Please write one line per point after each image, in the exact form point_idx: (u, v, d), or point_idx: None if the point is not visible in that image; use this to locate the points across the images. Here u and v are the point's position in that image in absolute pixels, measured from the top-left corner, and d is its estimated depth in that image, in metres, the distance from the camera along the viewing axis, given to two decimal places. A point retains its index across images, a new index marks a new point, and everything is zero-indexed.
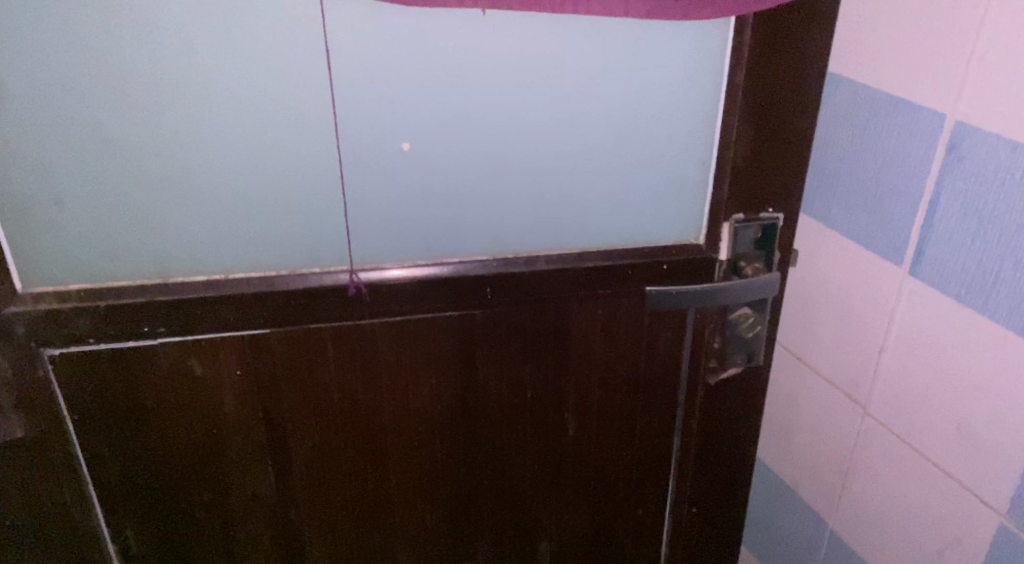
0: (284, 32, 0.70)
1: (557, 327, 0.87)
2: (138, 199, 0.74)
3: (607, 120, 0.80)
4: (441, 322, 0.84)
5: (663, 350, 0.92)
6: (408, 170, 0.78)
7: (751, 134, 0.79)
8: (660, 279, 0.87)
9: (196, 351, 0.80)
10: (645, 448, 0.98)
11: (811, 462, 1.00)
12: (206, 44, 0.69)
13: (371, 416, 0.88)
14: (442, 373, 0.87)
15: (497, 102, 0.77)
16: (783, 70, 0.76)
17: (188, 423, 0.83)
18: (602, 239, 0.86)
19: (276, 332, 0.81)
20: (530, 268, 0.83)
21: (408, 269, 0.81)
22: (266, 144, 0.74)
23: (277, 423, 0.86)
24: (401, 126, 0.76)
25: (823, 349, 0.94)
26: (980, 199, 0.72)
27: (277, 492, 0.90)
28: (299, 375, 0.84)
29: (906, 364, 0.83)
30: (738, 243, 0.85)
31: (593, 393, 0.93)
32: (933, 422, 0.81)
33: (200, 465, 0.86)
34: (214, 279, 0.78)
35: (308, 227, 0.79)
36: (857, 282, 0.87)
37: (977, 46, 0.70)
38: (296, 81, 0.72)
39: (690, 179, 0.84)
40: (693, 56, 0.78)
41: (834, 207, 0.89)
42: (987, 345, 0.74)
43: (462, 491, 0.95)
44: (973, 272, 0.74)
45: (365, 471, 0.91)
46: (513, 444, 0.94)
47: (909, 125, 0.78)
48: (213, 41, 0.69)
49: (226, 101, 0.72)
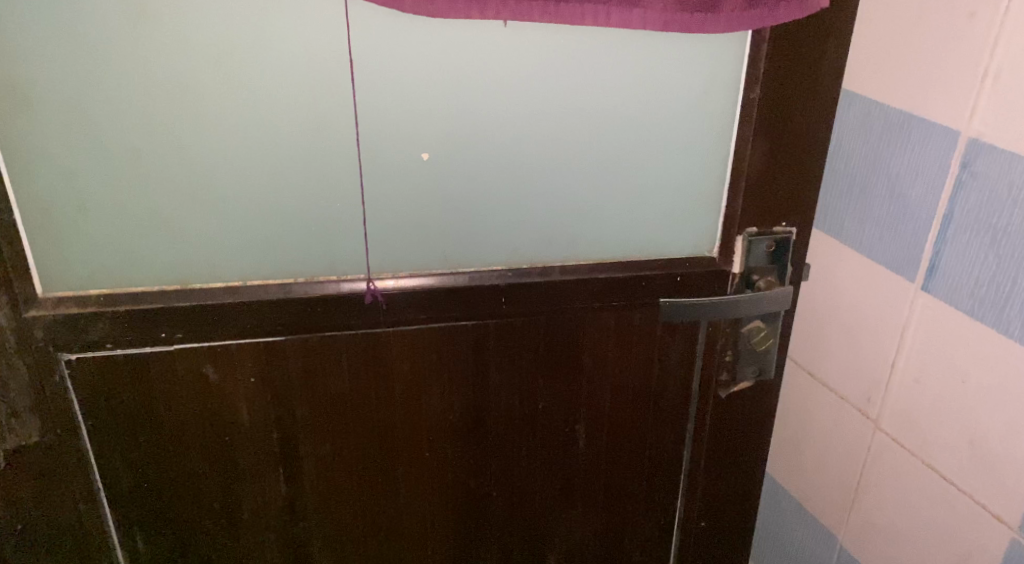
0: (309, 43, 0.71)
1: (570, 338, 0.88)
2: (159, 206, 0.75)
3: (624, 133, 0.80)
4: (455, 332, 0.85)
5: (675, 362, 0.92)
6: (427, 180, 0.79)
7: (765, 148, 0.79)
8: (674, 292, 0.87)
9: (212, 358, 0.80)
10: (655, 460, 0.99)
11: (821, 475, 1.00)
12: (231, 53, 0.70)
13: (384, 425, 0.89)
14: (456, 383, 0.88)
15: (515, 114, 0.78)
16: (799, 85, 0.77)
17: (201, 429, 0.84)
18: (617, 251, 0.86)
19: (293, 340, 0.81)
20: (545, 279, 0.84)
21: (423, 279, 0.82)
22: (286, 152, 0.75)
23: (290, 431, 0.87)
24: (420, 137, 0.77)
25: (835, 363, 0.95)
26: (994, 215, 0.72)
27: (288, 499, 0.91)
28: (313, 383, 0.84)
29: (917, 379, 0.83)
30: (750, 257, 0.85)
31: (604, 405, 0.93)
32: (945, 436, 0.81)
33: (213, 471, 0.87)
34: (232, 286, 0.79)
35: (326, 236, 0.80)
36: (869, 297, 0.88)
37: (991, 64, 0.71)
38: (319, 91, 0.73)
39: (704, 192, 0.85)
40: (709, 72, 0.79)
41: (847, 221, 0.90)
42: (999, 361, 0.74)
43: (473, 501, 0.96)
44: (987, 287, 0.74)
45: (376, 479, 0.92)
46: (523, 454, 0.94)
47: (922, 141, 0.79)
48: (238, 51, 0.70)
49: (247, 111, 0.73)
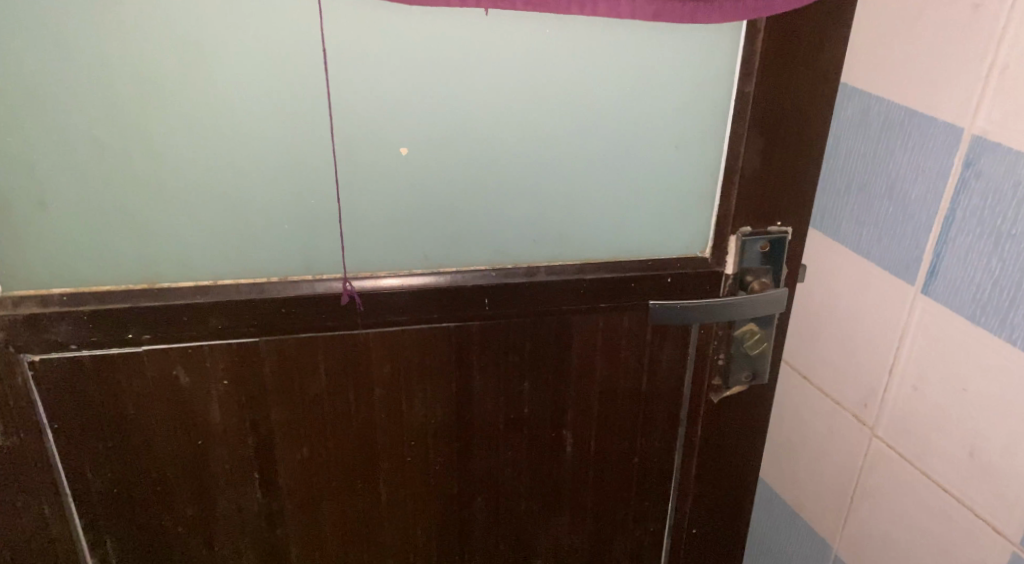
0: (280, 31, 0.68)
1: (556, 341, 0.85)
2: (124, 201, 0.72)
3: (613, 127, 0.77)
4: (437, 334, 0.81)
5: (665, 366, 0.89)
6: (406, 176, 0.75)
7: (760, 145, 0.76)
8: (665, 293, 0.84)
9: (183, 360, 0.77)
10: (644, 466, 0.96)
11: (816, 482, 0.97)
12: (196, 41, 0.67)
13: (365, 429, 0.86)
14: (438, 386, 0.85)
15: (499, 108, 0.74)
16: (798, 79, 0.73)
17: (173, 433, 0.81)
18: (605, 251, 0.83)
19: (266, 341, 0.78)
20: (530, 280, 0.80)
21: (403, 279, 0.79)
22: (256, 146, 0.72)
23: (266, 435, 0.84)
24: (399, 132, 0.73)
25: (831, 368, 0.92)
26: (997, 217, 0.69)
27: (264, 505, 0.88)
28: (290, 386, 0.82)
29: (915, 386, 0.80)
30: (744, 257, 0.82)
31: (592, 409, 0.91)
32: (944, 446, 0.78)
33: (185, 476, 0.84)
34: (202, 285, 0.75)
35: (301, 234, 0.76)
36: (867, 300, 0.85)
37: (998, 58, 0.68)
38: (291, 82, 0.70)
39: (697, 191, 0.81)
40: (703, 65, 0.75)
41: (845, 221, 0.86)
42: (1001, 369, 0.71)
43: (456, 506, 0.94)
44: (989, 292, 0.71)
45: (355, 484, 0.90)
46: (509, 459, 0.92)
47: (924, 139, 0.75)
48: (204, 39, 0.67)
49: (216, 104, 0.69)
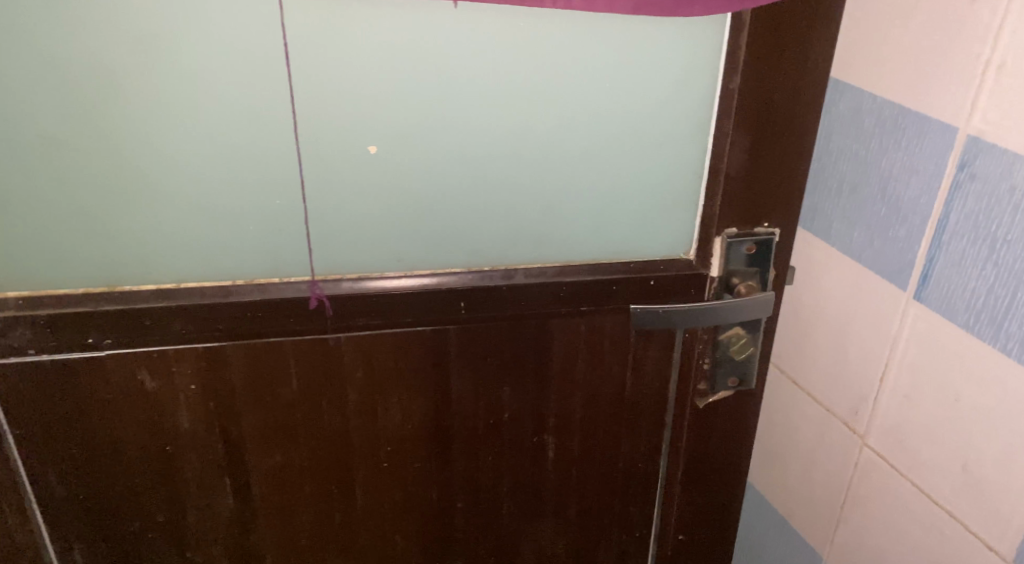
0: (239, 25, 0.64)
1: (536, 345, 0.82)
2: (81, 202, 0.69)
3: (592, 125, 0.73)
4: (412, 338, 0.79)
5: (649, 371, 0.86)
6: (376, 176, 0.72)
7: (746, 144, 0.73)
8: (647, 296, 0.81)
9: (148, 365, 0.75)
10: (629, 472, 0.93)
11: (806, 490, 0.94)
12: (151, 36, 0.64)
13: (339, 434, 0.84)
14: (415, 391, 0.83)
15: (473, 105, 0.71)
16: (785, 75, 0.70)
17: (139, 439, 0.79)
18: (586, 253, 0.80)
19: (233, 346, 0.75)
20: (508, 283, 0.78)
21: (375, 282, 0.76)
22: (218, 145, 0.69)
23: (236, 441, 0.82)
24: (368, 129, 0.70)
25: (821, 374, 0.89)
26: (993, 222, 0.66)
27: (237, 512, 0.86)
28: (261, 391, 0.79)
29: (907, 394, 0.77)
30: (729, 260, 0.79)
31: (574, 414, 0.88)
32: (936, 458, 0.75)
33: (154, 483, 0.82)
34: (164, 289, 0.73)
35: (267, 235, 0.73)
36: (859, 305, 0.82)
37: (994, 54, 0.64)
38: (253, 79, 0.67)
39: (681, 191, 0.78)
40: (686, 60, 0.71)
41: (836, 222, 0.83)
42: (996, 380, 0.68)
43: (436, 512, 0.91)
44: (984, 300, 0.68)
45: (331, 491, 0.87)
46: (489, 465, 0.90)
47: (918, 138, 0.72)
48: (159, 33, 0.64)
49: (174, 100, 0.66)
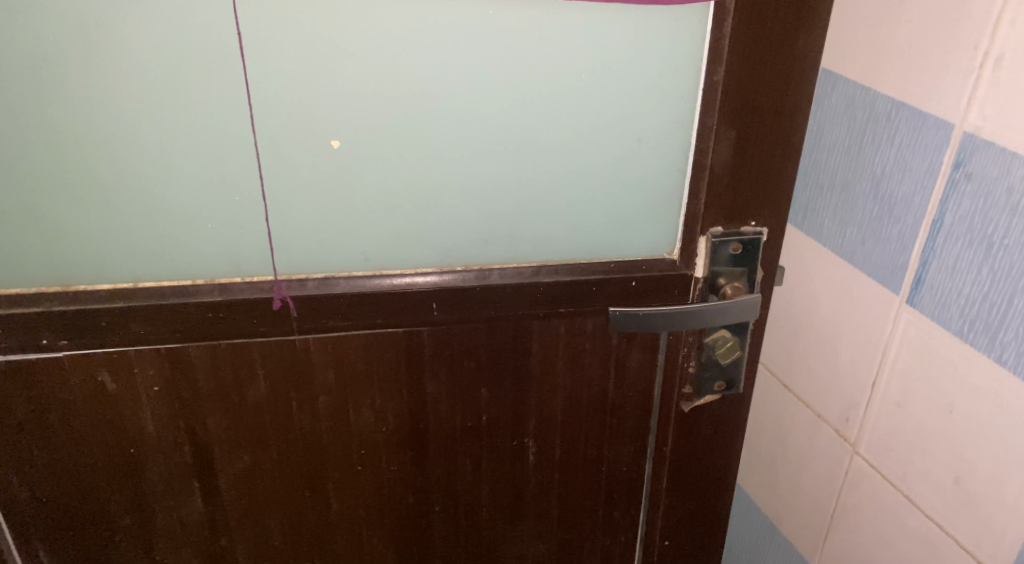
0: (189, 14, 0.61)
1: (514, 347, 0.79)
2: (30, 200, 0.67)
3: (569, 119, 0.70)
4: (383, 339, 0.76)
5: (633, 374, 0.83)
6: (341, 171, 0.69)
7: (730, 140, 0.69)
8: (629, 298, 0.77)
9: (108, 367, 0.72)
10: (614, 476, 0.90)
11: (795, 496, 0.91)
12: (96, 26, 0.61)
13: (311, 437, 0.81)
14: (389, 393, 0.80)
15: (442, 98, 0.67)
16: (771, 68, 0.66)
17: (103, 443, 0.76)
18: (565, 252, 0.77)
19: (196, 347, 0.73)
20: (482, 284, 0.74)
21: (342, 282, 0.73)
22: (171, 140, 0.66)
23: (204, 444, 0.79)
24: (332, 123, 0.67)
25: (812, 378, 0.85)
26: (989, 225, 0.62)
27: (206, 516, 0.83)
28: (227, 394, 0.76)
29: (899, 402, 0.74)
30: (714, 260, 0.75)
31: (555, 417, 0.85)
32: (928, 470, 0.72)
33: (120, 487, 0.79)
34: (120, 289, 0.70)
35: (228, 234, 0.70)
36: (850, 308, 0.78)
37: (993, 46, 0.60)
38: (205, 70, 0.63)
39: (663, 188, 0.74)
40: (667, 51, 0.67)
41: (828, 221, 0.80)
42: (991, 392, 0.64)
43: (414, 515, 0.89)
44: (979, 307, 0.64)
45: (304, 495, 0.85)
46: (468, 468, 0.87)
47: (911, 134, 0.68)
48: (105, 23, 0.61)
49: (125, 93, 0.63)
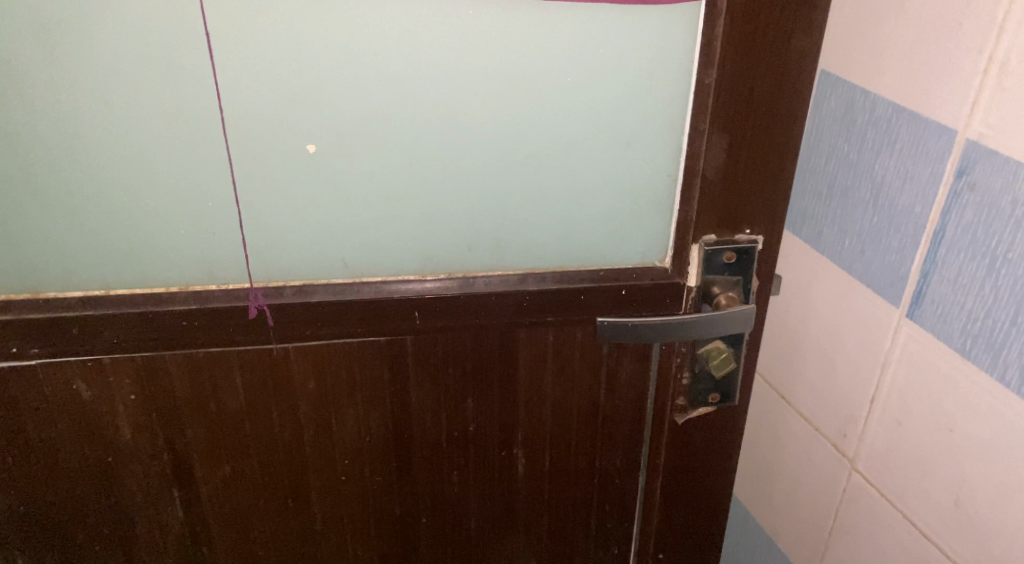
0: (155, 14, 0.59)
1: (500, 357, 0.77)
2: None
3: (555, 123, 0.67)
4: (364, 348, 0.74)
5: (624, 384, 0.81)
6: (319, 176, 0.67)
7: (722, 146, 0.66)
8: (619, 307, 0.74)
9: (82, 375, 0.71)
10: (606, 488, 0.88)
11: (793, 511, 0.88)
12: (59, 26, 0.59)
13: (292, 446, 0.79)
14: (372, 402, 0.78)
15: (422, 101, 0.65)
16: (765, 70, 0.63)
17: (79, 451, 0.75)
18: (552, 260, 0.74)
19: (171, 356, 0.71)
20: (466, 292, 0.72)
21: (321, 290, 0.71)
22: (140, 144, 0.64)
23: (182, 453, 0.77)
24: (307, 126, 0.65)
25: (809, 390, 0.82)
26: (992, 237, 0.59)
27: (187, 525, 0.82)
28: (205, 402, 0.74)
29: (898, 419, 0.71)
30: (707, 269, 0.72)
31: (544, 427, 0.83)
32: (927, 490, 0.69)
33: (97, 496, 0.78)
34: (92, 296, 0.68)
35: (202, 240, 0.68)
36: (849, 319, 0.75)
37: (997, 49, 0.57)
38: (174, 72, 0.61)
39: (654, 194, 0.72)
40: (657, 52, 0.65)
41: (826, 229, 0.77)
42: (994, 412, 0.61)
43: (399, 526, 0.87)
44: (981, 323, 0.61)
45: (286, 504, 0.83)
46: (455, 479, 0.85)
47: (912, 140, 0.65)
48: (68, 24, 0.59)
49: (92, 95, 0.61)
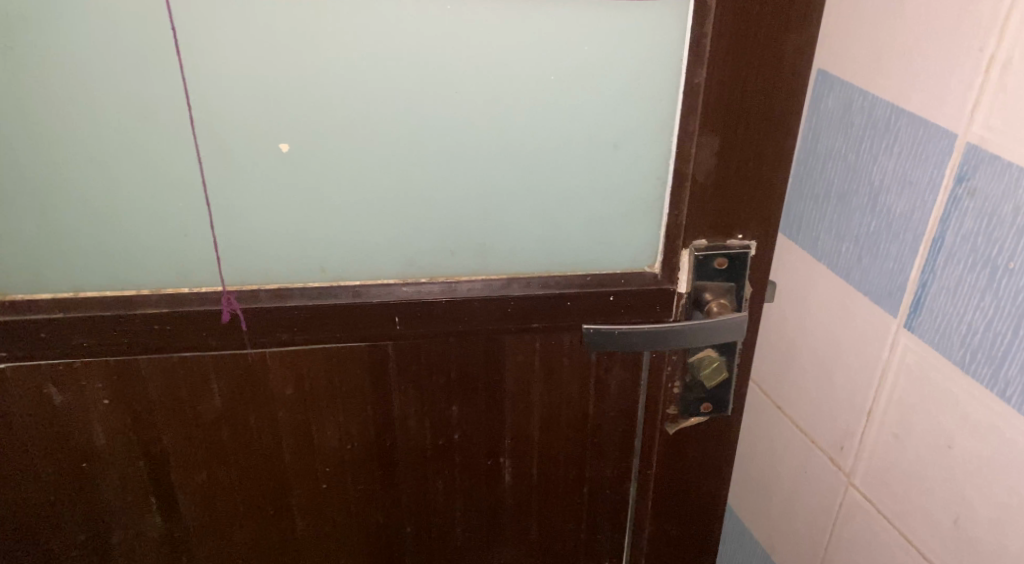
0: (120, 8, 0.57)
1: (485, 364, 0.74)
2: None
3: (539, 123, 0.65)
4: (344, 354, 0.72)
5: (614, 392, 0.78)
6: (295, 176, 0.65)
7: (713, 148, 0.63)
8: (607, 314, 0.72)
9: (55, 378, 0.69)
10: (596, 499, 0.85)
11: (789, 525, 0.85)
12: (20, 21, 0.57)
13: (272, 453, 0.77)
14: (353, 409, 0.76)
15: (400, 100, 0.63)
16: (758, 69, 0.60)
17: (53, 456, 0.73)
18: (537, 265, 0.72)
19: (145, 360, 0.69)
20: (448, 297, 0.70)
21: (298, 294, 0.68)
22: (107, 142, 0.62)
23: (159, 460, 0.75)
24: (282, 125, 0.63)
25: (806, 401, 0.80)
26: (993, 246, 0.56)
27: (165, 532, 0.80)
28: (181, 408, 0.72)
29: (896, 433, 0.68)
30: (698, 275, 0.69)
31: (532, 436, 0.80)
32: (926, 508, 0.66)
33: (72, 502, 0.76)
34: (60, 298, 0.67)
35: (173, 241, 0.66)
36: (846, 328, 0.72)
37: (1000, 48, 0.54)
38: (140, 69, 0.59)
39: (642, 197, 0.69)
40: (643, 50, 0.62)
41: (823, 234, 0.74)
42: (996, 429, 0.58)
43: (383, 535, 0.85)
44: (981, 335, 0.58)
45: (267, 512, 0.81)
46: (440, 488, 0.82)
47: (912, 143, 0.62)
48: (30, 19, 0.57)
49: (56, 92, 0.60)
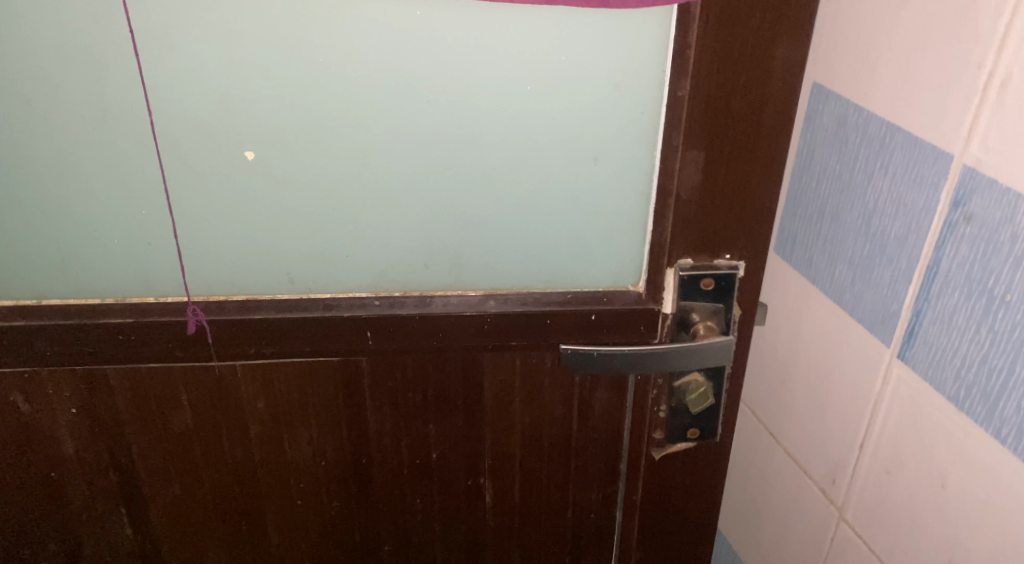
0: (78, 12, 0.55)
1: (462, 381, 0.72)
2: None
3: (515, 134, 0.63)
4: (316, 368, 0.69)
5: (597, 414, 0.75)
6: (262, 186, 0.63)
7: (696, 164, 0.60)
8: (588, 334, 0.69)
9: (21, 387, 0.67)
10: (580, 524, 0.82)
11: (780, 556, 0.82)
12: None
13: (244, 468, 0.75)
14: (327, 424, 0.73)
15: (370, 109, 0.61)
16: (744, 83, 0.57)
17: (21, 465, 0.72)
18: (516, 280, 0.70)
19: (111, 370, 0.67)
20: (422, 313, 0.67)
21: (266, 307, 0.66)
22: (68, 148, 0.61)
23: (128, 472, 0.73)
24: (248, 133, 0.61)
25: (799, 429, 0.76)
26: (989, 276, 0.53)
27: (136, 545, 0.78)
28: (149, 420, 0.71)
29: (889, 468, 0.64)
30: (683, 296, 0.66)
31: (514, 457, 0.77)
32: (918, 548, 0.62)
33: (42, 511, 0.75)
34: (25, 305, 0.65)
35: (137, 250, 0.65)
36: (841, 355, 0.69)
37: (999, 64, 0.51)
38: (100, 76, 0.58)
39: (624, 213, 0.66)
40: (623, 60, 0.59)
41: (816, 255, 0.71)
42: (991, 470, 0.55)
43: (360, 555, 0.82)
44: (975, 371, 0.55)
45: (240, 528, 0.79)
46: (418, 508, 0.80)
47: (907, 163, 0.59)
48: None
49: (15, 97, 0.58)
